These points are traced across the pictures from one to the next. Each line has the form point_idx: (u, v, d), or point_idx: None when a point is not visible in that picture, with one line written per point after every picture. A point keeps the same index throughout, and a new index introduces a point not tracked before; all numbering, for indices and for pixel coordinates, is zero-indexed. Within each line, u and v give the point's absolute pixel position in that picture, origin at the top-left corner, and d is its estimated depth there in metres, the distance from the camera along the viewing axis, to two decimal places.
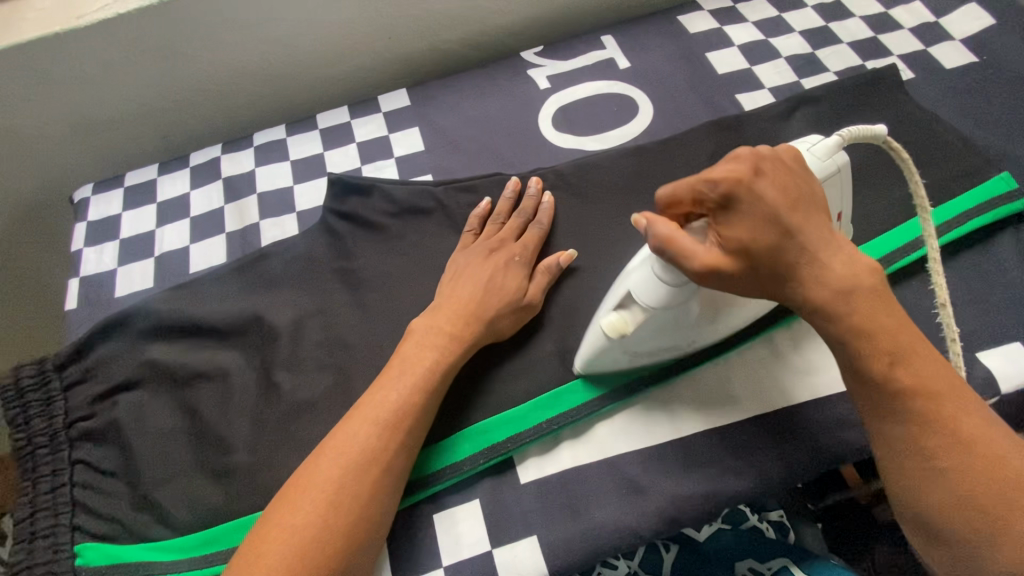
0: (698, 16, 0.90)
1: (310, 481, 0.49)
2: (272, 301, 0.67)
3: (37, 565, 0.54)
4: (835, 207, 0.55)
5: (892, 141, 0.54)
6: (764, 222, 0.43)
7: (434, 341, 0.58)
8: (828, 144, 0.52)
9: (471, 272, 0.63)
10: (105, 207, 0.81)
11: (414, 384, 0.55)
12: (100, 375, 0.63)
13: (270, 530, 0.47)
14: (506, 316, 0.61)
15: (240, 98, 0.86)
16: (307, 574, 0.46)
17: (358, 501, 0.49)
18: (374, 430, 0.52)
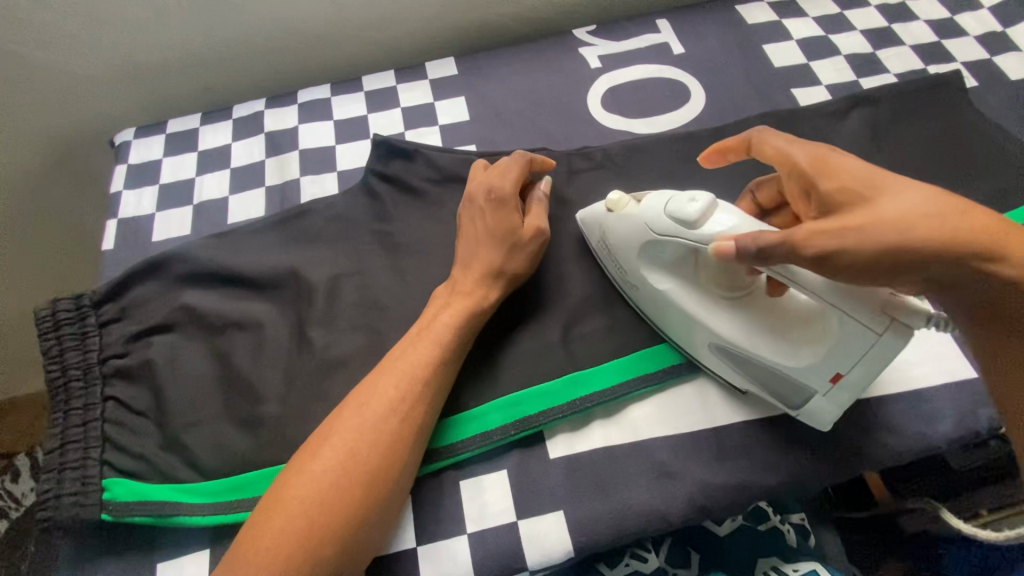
0: (756, 7, 0.88)
1: (338, 425, 0.50)
2: (309, 258, 0.67)
3: (65, 496, 0.54)
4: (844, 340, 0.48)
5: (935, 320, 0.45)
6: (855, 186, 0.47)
7: (454, 303, 0.58)
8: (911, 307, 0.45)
9: (474, 223, 0.62)
10: (146, 152, 0.80)
11: (434, 341, 0.55)
12: (136, 315, 0.63)
13: (290, 473, 0.49)
14: (514, 259, 0.60)
15: (288, 55, 0.86)
16: (327, 516, 0.46)
17: (376, 451, 0.49)
18: (397, 381, 0.52)
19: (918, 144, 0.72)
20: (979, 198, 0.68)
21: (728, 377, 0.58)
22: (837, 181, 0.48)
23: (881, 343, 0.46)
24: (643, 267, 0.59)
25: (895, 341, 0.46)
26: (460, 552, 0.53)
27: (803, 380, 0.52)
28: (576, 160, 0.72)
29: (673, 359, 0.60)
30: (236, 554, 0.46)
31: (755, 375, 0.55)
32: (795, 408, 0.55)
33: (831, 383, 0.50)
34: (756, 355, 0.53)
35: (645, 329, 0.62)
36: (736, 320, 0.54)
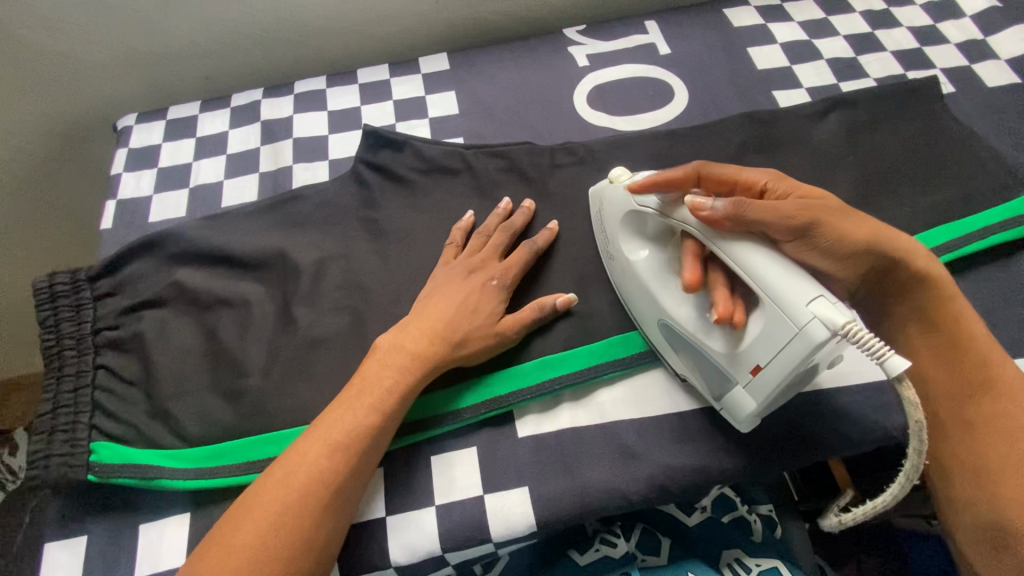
0: (743, 10, 0.90)
1: (337, 407, 0.54)
2: (297, 241, 0.70)
3: (54, 457, 0.56)
4: (761, 334, 0.50)
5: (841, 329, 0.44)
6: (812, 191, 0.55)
7: (444, 301, 0.60)
8: (832, 310, 0.45)
9: (454, 286, 0.62)
10: (147, 137, 0.83)
11: (426, 335, 0.58)
12: (130, 291, 0.66)
13: (277, 464, 0.51)
14: (476, 339, 0.59)
15: (287, 47, 0.89)
16: (304, 501, 0.49)
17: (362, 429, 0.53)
18: (394, 366, 0.56)
19: (892, 147, 0.74)
20: (948, 200, 0.70)
21: (669, 362, 0.60)
22: (797, 187, 0.56)
23: (802, 334, 0.46)
24: (622, 239, 0.62)
25: (816, 335, 0.45)
26: (428, 522, 0.55)
27: (730, 369, 0.53)
28: (559, 155, 0.74)
29: (640, 346, 0.62)
30: (223, 526, 0.49)
31: (691, 359, 0.57)
32: (718, 399, 0.56)
33: (751, 375, 0.51)
34: (695, 337, 0.55)
35: (615, 317, 0.64)
36: (688, 302, 0.56)
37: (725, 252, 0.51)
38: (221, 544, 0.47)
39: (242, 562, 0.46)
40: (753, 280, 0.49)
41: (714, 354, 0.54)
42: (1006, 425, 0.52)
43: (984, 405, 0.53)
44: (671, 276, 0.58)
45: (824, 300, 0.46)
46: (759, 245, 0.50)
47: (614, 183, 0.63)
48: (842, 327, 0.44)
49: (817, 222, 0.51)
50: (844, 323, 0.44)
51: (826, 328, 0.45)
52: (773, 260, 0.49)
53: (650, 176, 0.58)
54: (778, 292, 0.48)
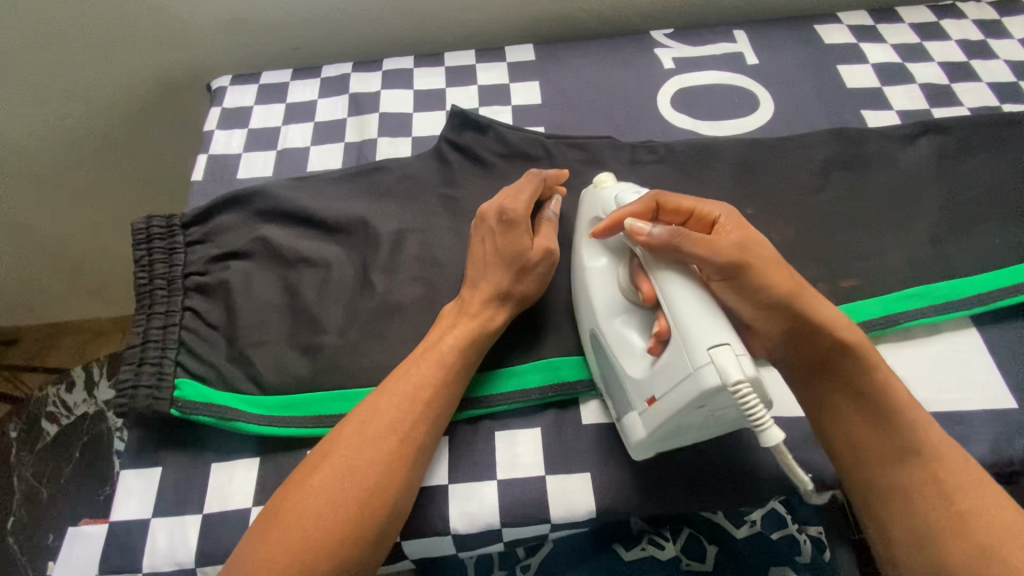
0: (835, 28, 0.89)
1: (402, 365, 0.56)
2: (379, 210, 0.72)
3: (141, 388, 0.59)
4: (663, 371, 0.49)
5: (732, 387, 0.43)
6: (755, 235, 0.53)
7: (485, 263, 0.61)
8: (731, 363, 0.44)
9: (483, 242, 0.62)
10: (240, 98, 0.87)
11: (484, 300, 0.59)
12: (219, 240, 0.69)
13: (342, 426, 0.52)
14: (520, 285, 0.60)
15: (379, 25, 0.92)
16: (372, 452, 0.50)
17: (430, 383, 0.54)
18: (457, 328, 0.57)
19: (982, 178, 0.72)
20: None
21: (593, 373, 0.60)
22: (746, 228, 0.53)
23: (695, 376, 0.45)
24: (586, 247, 0.62)
25: (706, 380, 0.44)
26: (488, 495, 0.56)
27: (632, 394, 0.53)
28: (640, 152, 0.75)
29: None
30: (300, 469, 0.51)
31: (607, 375, 0.57)
32: (623, 420, 0.55)
33: (648, 405, 0.50)
34: (613, 353, 0.55)
35: None
36: (620, 319, 0.56)
37: (660, 280, 0.51)
38: (294, 490, 0.49)
39: (311, 499, 0.47)
40: (670, 312, 0.49)
41: (625, 375, 0.53)
42: (932, 477, 0.49)
43: (907, 462, 0.50)
44: (616, 296, 0.57)
45: (727, 350, 0.44)
46: (689, 280, 0.50)
47: (597, 189, 0.63)
48: (733, 383, 0.43)
49: (744, 267, 0.50)
50: (736, 381, 0.43)
51: (718, 377, 0.44)
52: (697, 298, 0.48)
53: (615, 214, 0.57)
54: (686, 331, 0.47)
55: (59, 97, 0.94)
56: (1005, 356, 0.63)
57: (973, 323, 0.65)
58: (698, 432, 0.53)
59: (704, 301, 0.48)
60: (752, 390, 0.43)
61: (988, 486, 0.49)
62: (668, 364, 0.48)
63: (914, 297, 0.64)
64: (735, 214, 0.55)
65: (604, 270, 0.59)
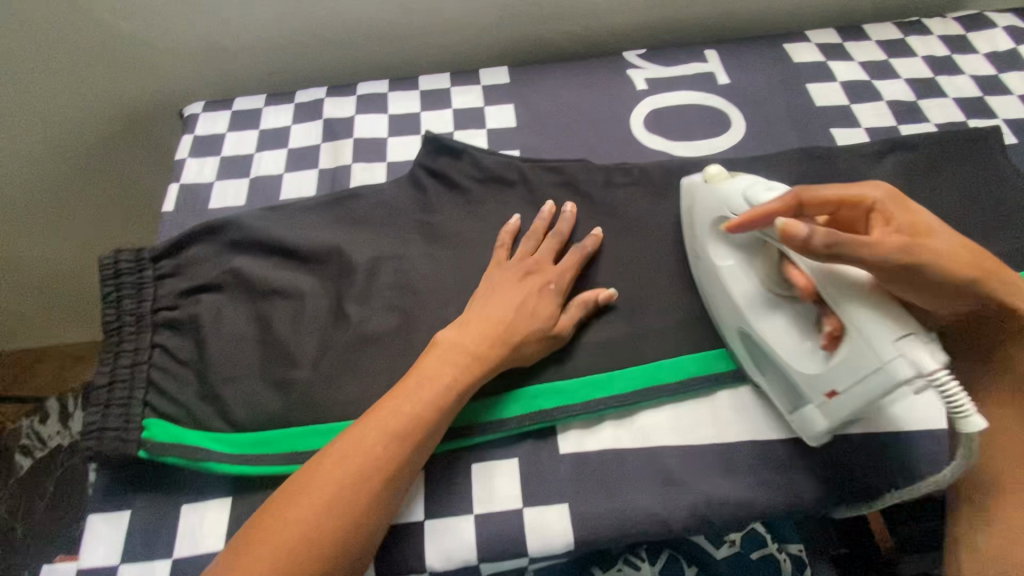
0: (804, 46, 0.91)
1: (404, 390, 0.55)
2: (353, 238, 0.71)
3: (108, 430, 0.57)
4: (840, 363, 0.51)
5: (935, 374, 0.47)
6: (917, 221, 0.52)
7: (504, 306, 0.61)
8: (923, 353, 0.47)
9: (508, 288, 0.62)
10: (212, 125, 0.86)
11: (492, 333, 0.59)
12: (190, 273, 0.68)
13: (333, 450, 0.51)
14: (536, 339, 0.60)
15: (353, 49, 0.92)
16: (364, 482, 0.50)
17: (432, 413, 0.54)
18: (469, 354, 0.57)
19: (949, 194, 0.73)
20: (1007, 253, 0.69)
21: (738, 361, 0.62)
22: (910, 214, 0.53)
23: (885, 370, 0.48)
24: (710, 243, 0.63)
25: (899, 373, 0.47)
26: (465, 530, 0.55)
27: (805, 389, 0.55)
28: (614, 175, 0.75)
29: (688, 372, 0.62)
30: (310, 467, 0.51)
31: (765, 369, 0.59)
32: (790, 410, 0.58)
33: (825, 398, 0.53)
34: (773, 351, 0.56)
35: (663, 341, 0.64)
36: (773, 314, 0.58)
37: (820, 281, 0.52)
38: (289, 500, 0.49)
39: (307, 513, 0.47)
40: (842, 310, 0.51)
41: (787, 367, 0.56)
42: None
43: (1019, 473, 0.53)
44: (757, 289, 0.59)
45: (915, 341, 0.47)
46: (858, 280, 0.51)
47: (711, 183, 0.63)
48: (930, 373, 0.47)
49: (921, 262, 0.50)
50: (934, 369, 0.47)
51: (913, 368, 0.47)
52: (867, 295, 0.50)
53: (752, 212, 0.55)
54: (865, 326, 0.49)
55: (30, 126, 0.93)
56: None
57: None
58: (865, 415, 0.57)
59: (881, 296, 0.50)
60: (951, 377, 0.47)
61: None
62: (848, 357, 0.51)
63: None
64: (890, 198, 0.53)
65: (738, 266, 0.61)
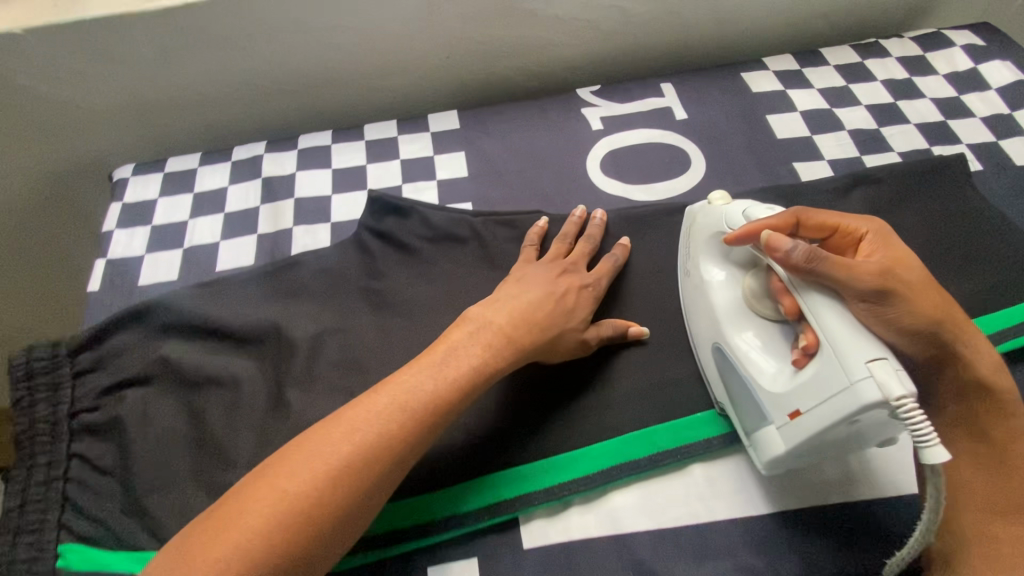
0: (762, 74, 0.88)
1: (375, 407, 0.50)
2: (293, 313, 0.66)
3: (18, 562, 0.52)
4: (810, 379, 0.49)
5: (902, 401, 0.43)
6: (902, 258, 0.52)
7: (529, 302, 0.59)
8: (894, 378, 0.44)
9: (544, 280, 0.62)
10: (142, 191, 0.80)
11: (484, 356, 0.55)
12: (112, 366, 0.62)
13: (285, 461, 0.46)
14: (570, 336, 0.60)
15: (293, 99, 0.87)
16: (295, 515, 0.43)
17: (394, 442, 0.48)
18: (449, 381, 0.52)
19: (918, 229, 0.70)
20: (982, 290, 0.66)
21: (710, 386, 0.60)
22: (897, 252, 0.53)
23: (852, 390, 0.45)
24: (704, 258, 0.62)
25: (865, 394, 0.44)
26: None
27: (767, 407, 0.52)
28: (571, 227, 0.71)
29: (656, 446, 0.58)
30: (266, 466, 0.47)
31: (732, 387, 0.57)
32: (749, 433, 0.55)
33: (789, 418, 0.50)
34: (744, 365, 0.55)
35: (629, 411, 0.60)
36: (749, 331, 0.57)
37: (803, 295, 0.51)
38: (232, 507, 0.44)
39: (249, 514, 0.43)
40: (819, 325, 0.49)
41: (757, 387, 0.53)
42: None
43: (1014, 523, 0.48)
44: (742, 307, 0.58)
45: (886, 365, 0.45)
46: (837, 302, 0.50)
47: (714, 205, 0.63)
48: (897, 399, 0.43)
49: (896, 292, 0.49)
50: (901, 396, 0.43)
51: (880, 392, 0.44)
52: (845, 316, 0.49)
53: (750, 225, 0.55)
54: (840, 343, 0.47)
55: None
56: None
57: None
58: (833, 451, 0.53)
59: (855, 319, 0.49)
60: (919, 408, 0.43)
61: None
62: (819, 377, 0.48)
63: None
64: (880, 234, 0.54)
65: (727, 284, 0.60)
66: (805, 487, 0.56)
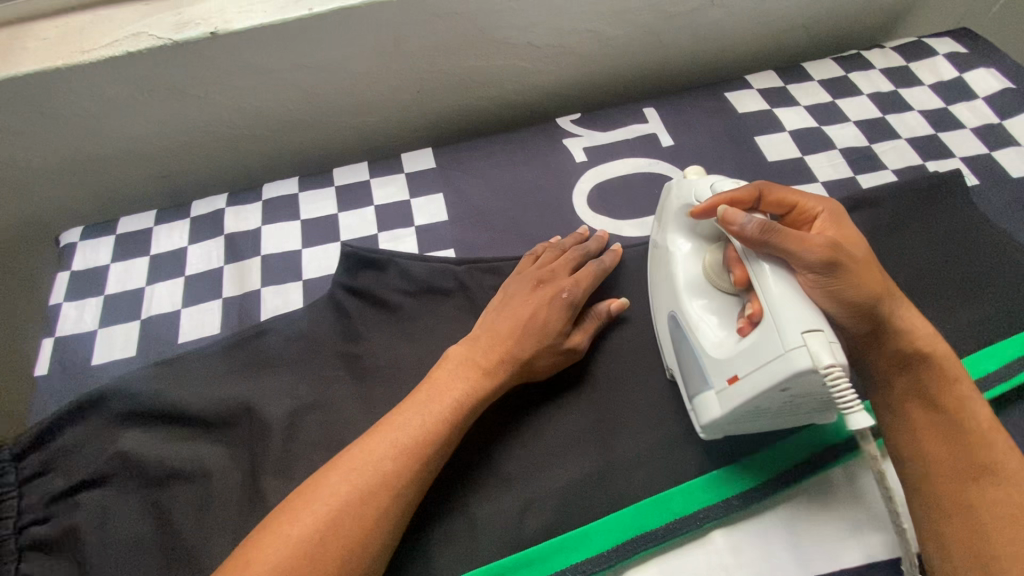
0: (747, 93, 0.85)
1: (366, 448, 0.49)
2: (267, 388, 0.60)
3: None
4: (748, 345, 0.47)
5: (830, 368, 0.42)
6: (850, 237, 0.51)
7: (509, 320, 0.58)
8: (825, 348, 0.42)
9: (522, 299, 0.60)
10: (92, 256, 0.73)
11: (476, 383, 0.54)
12: (65, 468, 0.55)
13: (277, 525, 0.45)
14: (542, 357, 0.57)
15: (255, 144, 0.81)
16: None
17: (380, 486, 0.47)
18: (438, 409, 0.52)
19: (922, 252, 0.67)
20: (994, 313, 0.63)
21: (664, 354, 0.59)
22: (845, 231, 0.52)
23: (785, 356, 0.43)
24: (671, 230, 0.60)
25: (797, 362, 0.42)
26: None
27: (710, 372, 0.51)
28: None
29: (673, 513, 0.53)
30: (254, 534, 0.45)
31: (680, 355, 0.56)
32: (694, 398, 0.53)
33: (728, 383, 0.48)
34: (692, 332, 0.53)
35: (640, 474, 0.56)
36: (702, 300, 0.55)
37: (753, 263, 0.49)
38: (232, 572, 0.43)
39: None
40: (762, 292, 0.47)
41: (702, 353, 0.52)
42: (1000, 506, 0.45)
43: (983, 487, 0.47)
44: (697, 281, 0.57)
45: (820, 334, 0.43)
46: (785, 272, 0.47)
47: (686, 179, 0.60)
48: (825, 367, 0.41)
49: (846, 266, 0.47)
50: (829, 365, 0.42)
51: (811, 359, 0.42)
52: (789, 285, 0.46)
53: (715, 198, 0.54)
54: (778, 308, 0.45)
55: None
56: None
57: None
58: (777, 418, 0.51)
59: (800, 287, 0.47)
60: (845, 375, 0.42)
61: None
62: (758, 345, 0.46)
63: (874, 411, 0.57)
64: (831, 214, 0.53)
65: (687, 259, 0.58)
66: (834, 545, 0.52)
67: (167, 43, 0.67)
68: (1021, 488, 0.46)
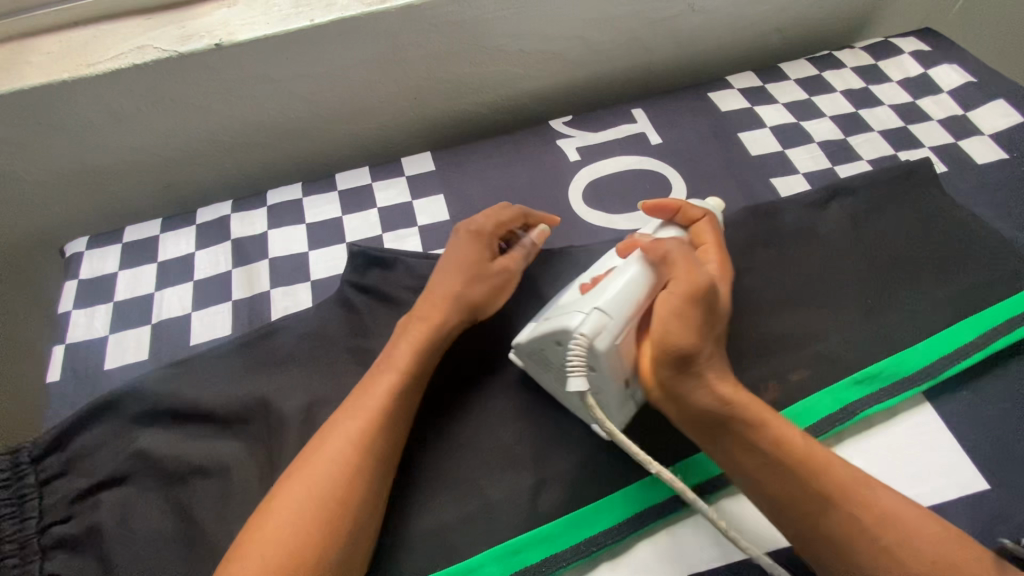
0: (729, 93, 0.90)
1: (347, 422, 0.52)
2: (282, 384, 0.62)
3: None
4: (564, 304, 0.55)
5: (582, 337, 0.50)
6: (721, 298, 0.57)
7: (445, 271, 0.63)
8: (595, 324, 0.50)
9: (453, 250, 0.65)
10: (100, 265, 0.75)
11: (424, 339, 0.58)
12: (85, 468, 0.57)
13: (276, 502, 0.49)
14: (472, 289, 0.61)
15: (257, 152, 0.83)
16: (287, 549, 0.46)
17: (350, 459, 0.50)
18: (391, 374, 0.56)
19: (898, 234, 0.71)
20: (970, 288, 0.67)
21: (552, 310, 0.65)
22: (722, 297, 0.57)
23: (574, 314, 0.51)
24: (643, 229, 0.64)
25: (573, 321, 0.51)
26: None
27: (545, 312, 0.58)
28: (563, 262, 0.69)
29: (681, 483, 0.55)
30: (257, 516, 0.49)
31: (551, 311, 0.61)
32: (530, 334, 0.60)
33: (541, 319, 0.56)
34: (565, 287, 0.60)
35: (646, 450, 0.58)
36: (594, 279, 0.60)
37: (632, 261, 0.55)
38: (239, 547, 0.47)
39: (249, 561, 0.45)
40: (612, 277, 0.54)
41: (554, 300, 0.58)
42: (855, 529, 0.46)
43: (837, 515, 0.47)
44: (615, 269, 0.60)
45: (602, 316, 0.51)
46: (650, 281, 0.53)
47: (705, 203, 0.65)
48: (579, 333, 0.50)
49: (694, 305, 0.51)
50: (581, 333, 0.50)
51: (580, 323, 0.50)
52: (633, 287, 0.53)
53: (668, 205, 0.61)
54: (605, 290, 0.53)
55: None
56: (967, 426, 0.59)
57: (928, 399, 0.61)
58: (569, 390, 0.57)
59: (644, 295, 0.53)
60: (593, 349, 0.50)
61: (912, 537, 0.45)
62: (568, 305, 0.54)
63: (864, 381, 0.61)
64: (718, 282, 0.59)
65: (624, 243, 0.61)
66: None
67: (171, 56, 0.69)
68: (872, 513, 0.46)
